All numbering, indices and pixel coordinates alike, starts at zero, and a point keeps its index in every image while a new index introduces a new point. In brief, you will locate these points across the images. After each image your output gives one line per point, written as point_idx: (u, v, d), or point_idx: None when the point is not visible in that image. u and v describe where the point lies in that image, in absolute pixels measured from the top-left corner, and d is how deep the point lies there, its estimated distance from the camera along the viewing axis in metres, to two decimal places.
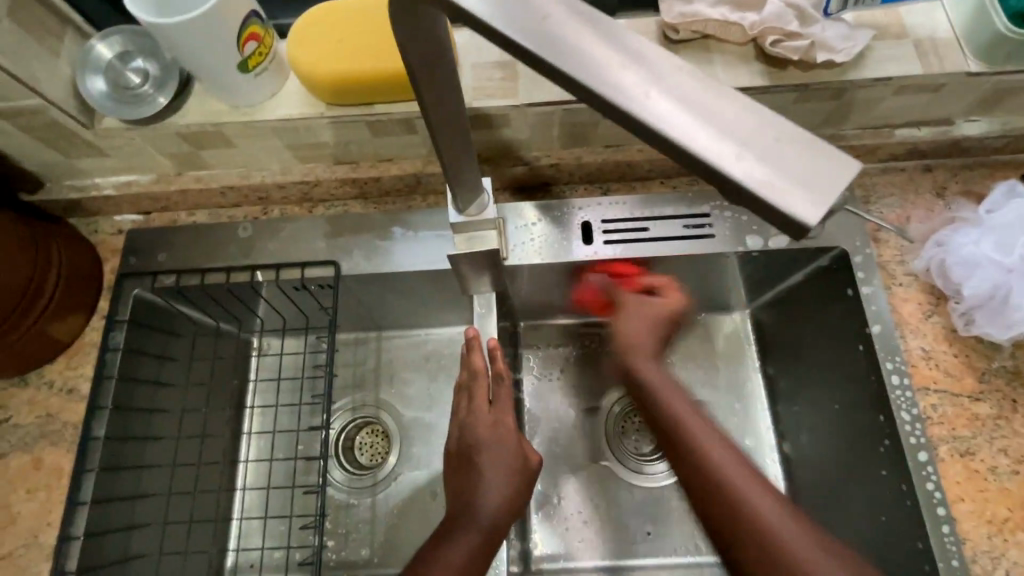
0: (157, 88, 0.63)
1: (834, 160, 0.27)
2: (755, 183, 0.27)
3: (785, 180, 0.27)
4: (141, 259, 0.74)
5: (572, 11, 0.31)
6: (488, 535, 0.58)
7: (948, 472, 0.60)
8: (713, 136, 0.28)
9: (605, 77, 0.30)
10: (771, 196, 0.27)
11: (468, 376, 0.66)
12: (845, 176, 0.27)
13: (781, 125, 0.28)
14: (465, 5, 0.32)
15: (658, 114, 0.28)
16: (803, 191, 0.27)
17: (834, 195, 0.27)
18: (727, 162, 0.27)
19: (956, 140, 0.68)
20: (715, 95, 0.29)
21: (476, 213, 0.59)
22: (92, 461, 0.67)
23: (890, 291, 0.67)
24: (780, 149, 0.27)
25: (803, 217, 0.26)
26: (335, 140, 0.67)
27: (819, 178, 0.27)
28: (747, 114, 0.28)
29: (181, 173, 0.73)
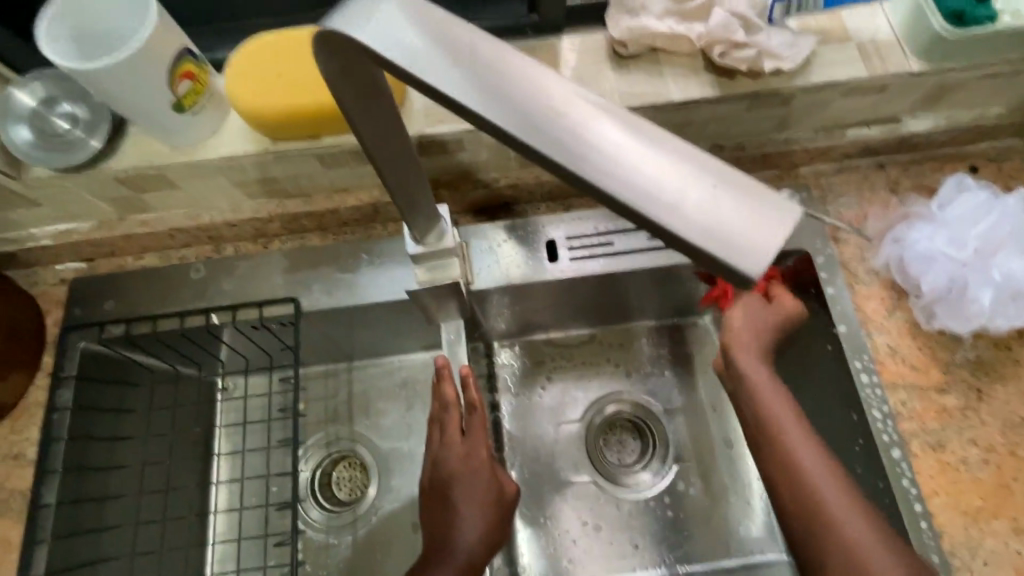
0: (89, 130, 0.60)
1: (776, 204, 0.26)
2: (692, 235, 0.26)
3: (725, 229, 0.26)
4: (88, 310, 0.70)
5: (503, 56, 0.30)
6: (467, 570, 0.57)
7: (921, 467, 0.61)
8: (650, 184, 0.27)
9: (538, 127, 0.29)
10: (708, 248, 0.26)
11: (439, 408, 0.64)
12: (789, 221, 0.26)
13: (721, 167, 0.27)
14: (394, 55, 0.31)
15: (594, 163, 0.28)
16: (744, 240, 0.26)
17: (776, 244, 0.26)
18: (663, 212, 0.26)
19: (904, 137, 0.70)
20: (651, 139, 0.28)
21: (435, 242, 0.57)
22: (44, 531, 0.63)
23: (854, 290, 0.68)
24: (718, 194, 0.26)
25: (743, 268, 0.25)
26: (285, 174, 0.64)
27: (761, 225, 0.26)
28: (685, 157, 0.27)
29: (123, 217, 0.69)
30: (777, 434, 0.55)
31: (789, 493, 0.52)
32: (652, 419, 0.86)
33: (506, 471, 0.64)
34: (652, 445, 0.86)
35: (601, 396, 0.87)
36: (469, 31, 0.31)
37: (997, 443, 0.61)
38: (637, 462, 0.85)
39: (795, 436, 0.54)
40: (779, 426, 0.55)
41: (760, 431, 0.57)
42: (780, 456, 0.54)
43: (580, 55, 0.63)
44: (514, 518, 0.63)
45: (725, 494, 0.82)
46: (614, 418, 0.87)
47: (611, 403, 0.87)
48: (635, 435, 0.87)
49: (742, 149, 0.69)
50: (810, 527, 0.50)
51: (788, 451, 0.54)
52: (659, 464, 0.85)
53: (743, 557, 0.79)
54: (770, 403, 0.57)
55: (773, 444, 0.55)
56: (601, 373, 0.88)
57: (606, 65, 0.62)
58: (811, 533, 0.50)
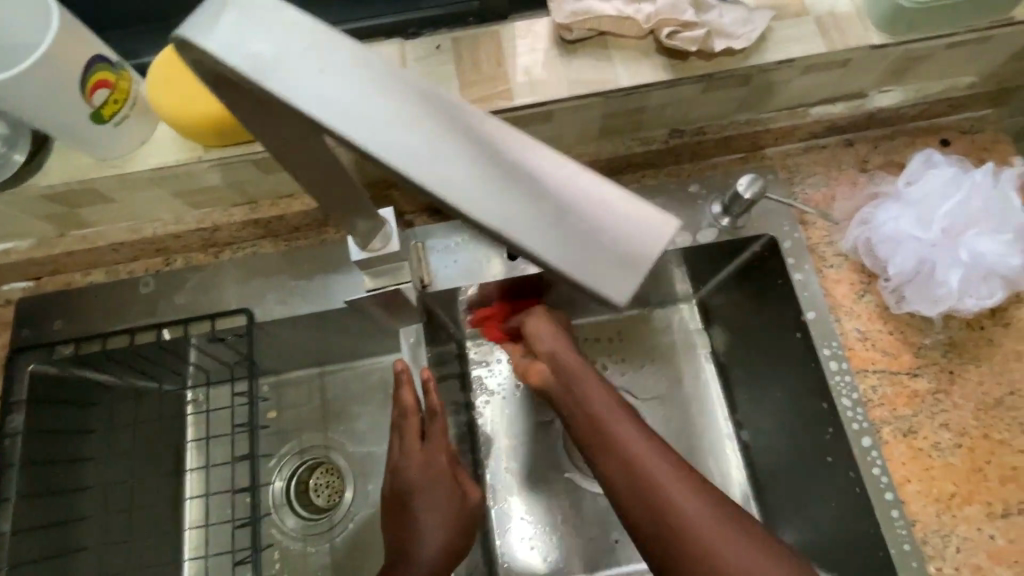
0: (8, 144, 0.57)
1: (646, 221, 0.26)
2: (562, 262, 0.26)
3: (591, 255, 0.26)
4: (36, 331, 0.68)
5: (370, 69, 0.29)
6: None
7: (893, 454, 0.59)
8: (518, 209, 0.27)
9: (406, 149, 0.28)
10: (577, 274, 0.26)
11: (398, 414, 0.62)
12: (661, 239, 0.26)
13: (590, 185, 0.27)
14: (266, 63, 0.28)
15: (462, 188, 0.27)
16: (611, 263, 0.26)
17: (644, 265, 0.26)
18: (532, 239, 0.26)
19: (871, 113, 0.67)
20: (525, 160, 0.27)
21: (380, 246, 0.55)
22: (0, 560, 0.60)
23: (822, 274, 0.66)
24: (587, 216, 0.26)
25: (614, 297, 0.26)
26: (225, 182, 0.62)
27: (630, 245, 0.26)
28: (554, 177, 0.27)
29: (64, 233, 0.67)
30: (604, 425, 0.51)
31: (648, 524, 0.46)
32: None
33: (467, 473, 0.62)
34: None
35: None
36: (332, 39, 0.29)
37: (970, 427, 0.60)
38: None
39: (631, 429, 0.50)
40: (605, 419, 0.52)
41: (589, 427, 0.52)
42: (638, 477, 0.47)
43: (525, 41, 0.60)
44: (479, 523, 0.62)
45: None
46: None
47: None
48: None
49: (702, 133, 0.67)
50: (679, 551, 0.45)
51: (637, 456, 0.49)
52: None
53: None
54: (595, 397, 0.53)
55: (604, 442, 0.51)
56: None
57: (552, 52, 0.59)
58: (677, 552, 0.45)
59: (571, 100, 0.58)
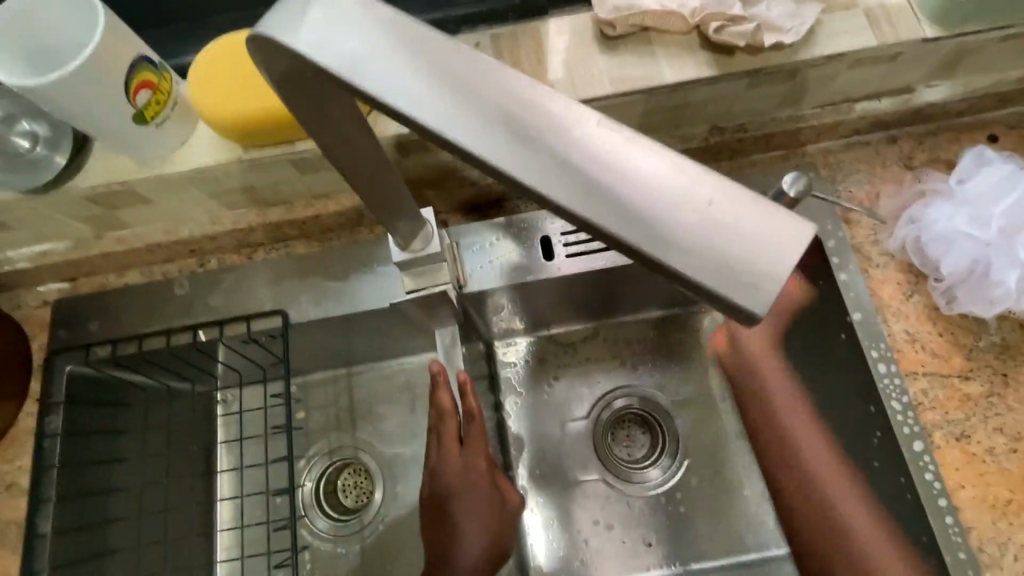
0: (52, 147, 0.57)
1: (780, 225, 0.25)
2: (691, 271, 0.25)
3: (723, 262, 0.25)
4: (73, 332, 0.68)
5: (473, 69, 0.28)
6: None
7: (945, 459, 0.58)
8: (641, 214, 0.26)
9: (517, 153, 0.27)
10: (709, 284, 0.25)
11: (435, 416, 0.60)
12: (798, 245, 0.25)
13: (717, 186, 0.26)
14: (354, 68, 0.28)
15: (579, 193, 0.26)
16: (747, 271, 0.25)
17: (783, 273, 0.25)
18: (659, 247, 0.25)
19: (918, 108, 0.65)
20: (640, 160, 0.26)
21: (420, 248, 0.54)
22: (42, 561, 0.61)
23: (868, 274, 0.64)
24: (716, 221, 0.25)
25: (746, 304, 0.25)
26: (262, 183, 0.61)
27: (766, 251, 0.25)
28: (677, 178, 0.26)
29: (100, 235, 0.67)
30: None
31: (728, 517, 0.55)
32: (661, 413, 0.83)
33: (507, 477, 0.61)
34: (660, 440, 0.83)
35: (608, 392, 0.84)
36: (430, 38, 0.29)
37: None
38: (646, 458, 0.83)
39: None
40: None
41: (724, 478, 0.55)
42: None
43: (566, 38, 0.59)
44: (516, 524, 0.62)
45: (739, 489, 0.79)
46: (622, 413, 0.84)
47: (621, 397, 0.84)
48: (642, 429, 0.84)
49: (743, 130, 0.65)
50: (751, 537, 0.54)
51: None
52: (668, 460, 0.82)
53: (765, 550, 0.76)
54: None
55: None
56: (608, 367, 0.85)
57: (593, 48, 0.58)
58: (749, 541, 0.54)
59: (614, 97, 0.57)
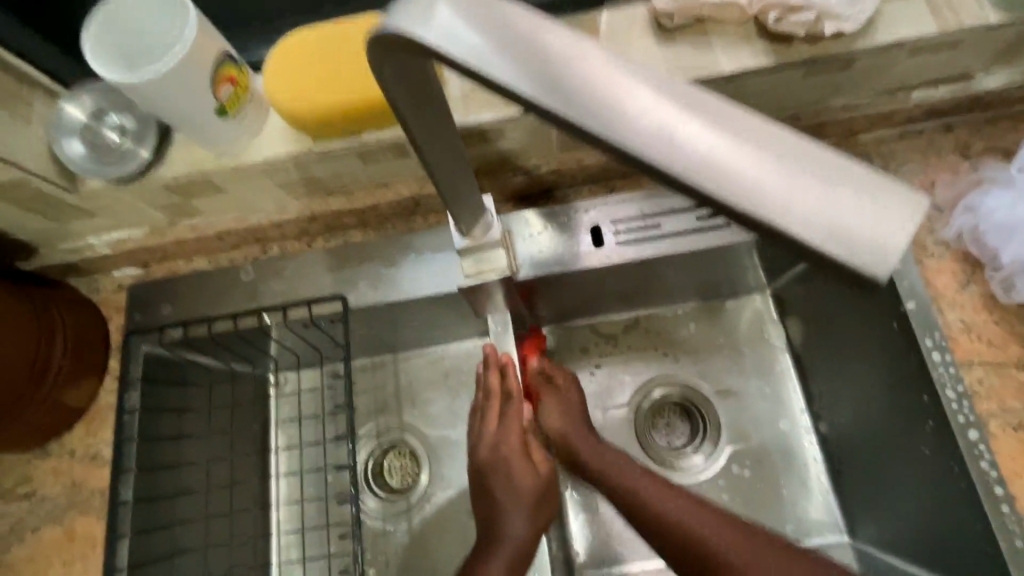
0: (138, 140, 0.61)
1: (901, 197, 0.26)
2: (816, 241, 0.26)
3: (847, 231, 0.26)
4: (146, 315, 0.72)
5: (582, 51, 0.29)
6: (515, 559, 0.56)
7: (1001, 448, 0.58)
8: (760, 185, 0.27)
9: (636, 131, 0.28)
10: (829, 252, 0.26)
11: (482, 397, 0.64)
12: (914, 212, 0.26)
13: (835, 162, 0.27)
14: (469, 59, 0.30)
15: (697, 167, 0.27)
16: (871, 239, 0.25)
17: (902, 240, 0.25)
18: (779, 216, 0.26)
19: (976, 96, 0.65)
20: (752, 136, 0.27)
21: (480, 235, 0.57)
22: (124, 526, 0.65)
23: (922, 263, 0.64)
24: (836, 193, 0.26)
25: (867, 270, 0.25)
26: (327, 173, 0.64)
27: (886, 221, 0.25)
28: (785, 149, 0.27)
29: (172, 223, 0.71)
30: None
31: None
32: (703, 402, 0.84)
33: (540, 448, 0.63)
34: (702, 427, 0.83)
35: (650, 380, 0.85)
36: (546, 30, 0.30)
37: None
38: (688, 445, 0.83)
39: None
40: None
41: None
42: None
43: (622, 30, 0.60)
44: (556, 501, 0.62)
45: (782, 477, 0.79)
46: (663, 401, 0.85)
47: (661, 385, 0.85)
48: (683, 417, 0.85)
49: (796, 120, 0.65)
50: None
51: None
52: (710, 447, 0.82)
53: (808, 538, 0.77)
54: None
55: None
56: (651, 356, 0.86)
57: (650, 40, 0.59)
58: None
59: None
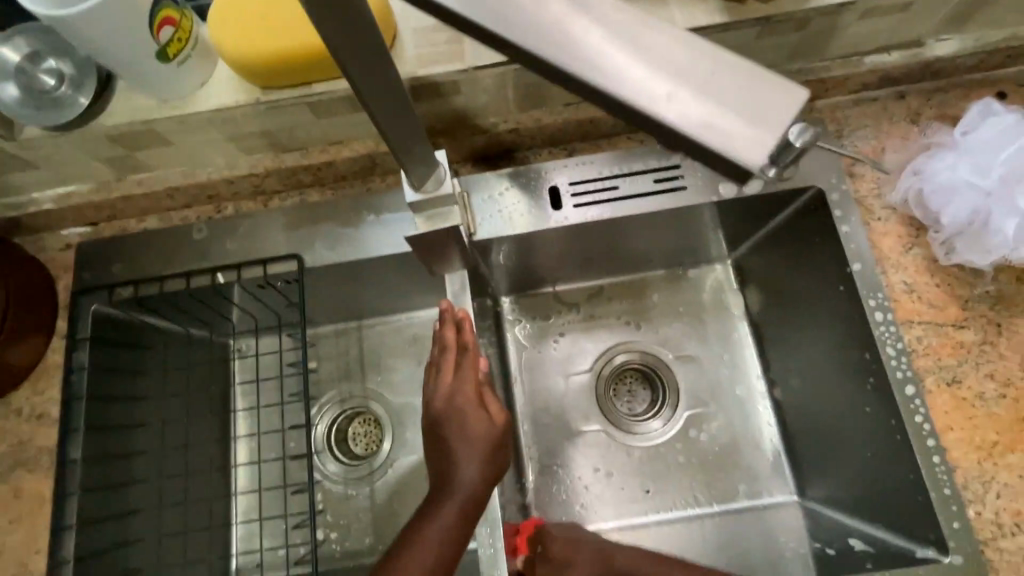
0: (76, 87, 0.59)
1: (777, 94, 0.28)
2: (700, 136, 0.28)
3: (730, 124, 0.28)
4: (95, 273, 0.70)
5: None
6: (467, 504, 0.56)
7: (935, 403, 0.60)
8: (654, 84, 0.28)
9: (542, 33, 0.28)
10: (716, 143, 0.28)
11: (438, 351, 0.64)
12: (788, 107, 0.28)
13: (721, 63, 0.29)
14: None
15: (600, 67, 0.28)
16: (751, 130, 0.28)
17: (777, 133, 0.28)
18: (672, 111, 0.28)
19: (927, 62, 0.66)
20: (645, 40, 0.29)
21: (432, 189, 0.56)
22: (72, 484, 0.64)
23: (869, 227, 0.66)
24: (720, 90, 0.28)
25: (747, 161, 0.27)
26: (279, 127, 0.63)
27: (763, 116, 0.28)
28: (675, 52, 0.29)
29: (121, 178, 0.69)
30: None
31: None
32: (662, 368, 0.85)
33: (495, 399, 0.63)
34: (661, 393, 0.85)
35: (611, 346, 0.86)
36: None
37: (1015, 378, 0.60)
38: (647, 411, 0.84)
39: None
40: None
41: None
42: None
43: None
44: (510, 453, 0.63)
45: (736, 439, 0.81)
46: (624, 367, 0.86)
47: (622, 351, 0.86)
48: (644, 384, 0.86)
49: None
50: None
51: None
52: (669, 412, 0.83)
53: (759, 499, 0.79)
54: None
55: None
56: (612, 323, 0.87)
57: None
58: None
59: None
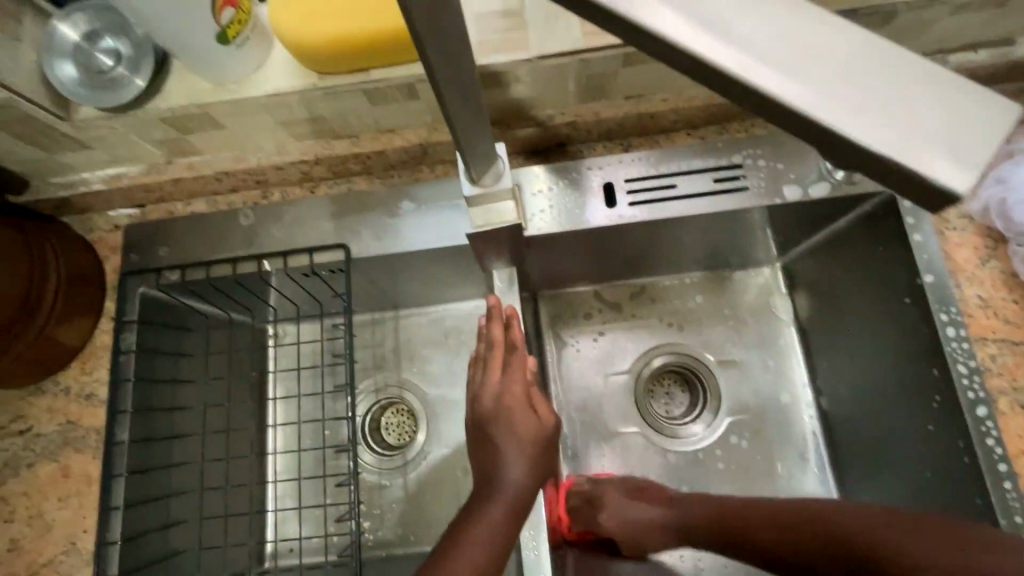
0: (134, 69, 0.58)
1: (988, 104, 0.24)
2: (894, 153, 0.24)
3: (935, 142, 0.24)
4: (143, 256, 0.70)
5: None
6: (514, 508, 0.55)
7: (1009, 426, 0.58)
8: (837, 90, 0.24)
9: (705, 24, 0.24)
10: (914, 167, 0.24)
11: (485, 346, 0.63)
12: (1002, 119, 0.23)
13: (922, 66, 0.24)
14: None
15: (771, 69, 0.24)
16: (960, 150, 0.23)
17: (986, 152, 0.24)
18: (859, 123, 0.24)
19: (1017, 63, 0.62)
20: (822, 36, 0.24)
21: (490, 183, 0.55)
22: (120, 465, 0.65)
23: (943, 236, 0.63)
24: (925, 102, 0.24)
25: (948, 185, 0.23)
26: (334, 113, 0.62)
27: (972, 130, 0.23)
28: (860, 52, 0.24)
29: (171, 160, 0.68)
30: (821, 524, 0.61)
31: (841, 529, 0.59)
32: (704, 372, 0.82)
33: (544, 401, 0.62)
34: (702, 397, 0.82)
35: (651, 347, 0.84)
36: None
37: None
38: (686, 414, 0.82)
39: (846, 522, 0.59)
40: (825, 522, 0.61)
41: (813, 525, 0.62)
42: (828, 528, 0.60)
43: None
44: (555, 455, 0.62)
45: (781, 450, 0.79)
46: (664, 369, 0.84)
47: (662, 353, 0.83)
48: (682, 386, 0.84)
49: None
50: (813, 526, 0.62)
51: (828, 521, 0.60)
52: (709, 416, 0.81)
53: None
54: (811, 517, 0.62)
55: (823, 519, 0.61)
56: (653, 323, 0.84)
57: None
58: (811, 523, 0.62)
59: None
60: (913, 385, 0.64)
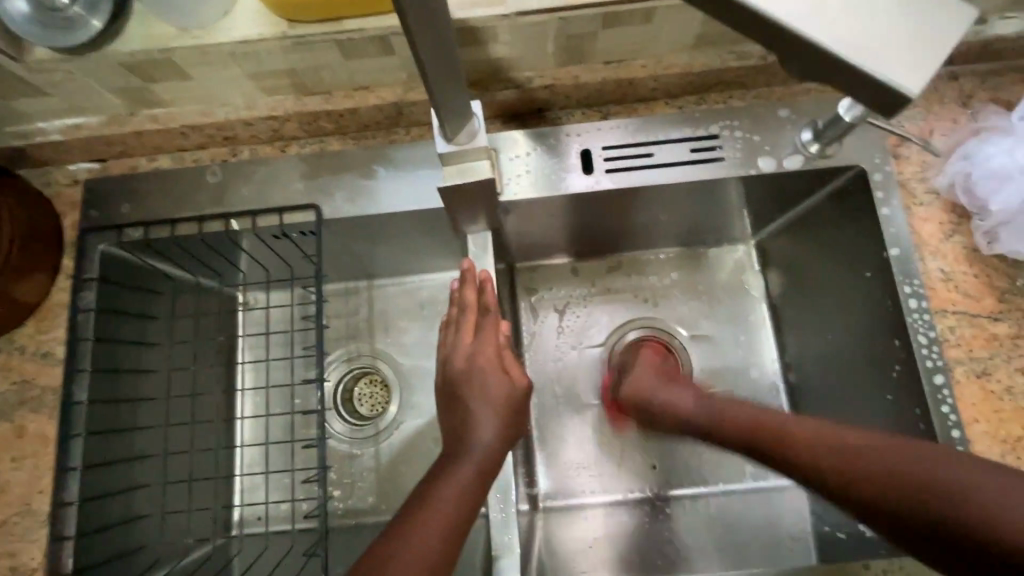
0: (91, 9, 0.55)
1: (938, 22, 0.32)
2: (874, 67, 0.31)
3: (895, 51, 0.32)
4: (104, 211, 0.67)
5: None
6: (483, 468, 0.55)
7: (963, 394, 0.59)
8: (832, 15, 0.31)
9: None
10: (889, 78, 0.32)
11: (457, 310, 0.63)
12: (945, 36, 0.32)
13: None
14: None
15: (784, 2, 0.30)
16: (907, 56, 0.32)
17: (936, 58, 0.32)
18: (848, 44, 0.31)
19: (987, 42, 0.64)
20: None
21: (465, 141, 0.54)
22: (78, 425, 0.63)
23: (910, 212, 0.65)
24: (896, 22, 0.32)
25: (906, 90, 0.32)
26: (305, 66, 0.60)
27: (924, 43, 0.32)
28: None
29: (134, 112, 0.65)
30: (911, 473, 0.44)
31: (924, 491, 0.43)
32: (676, 346, 0.82)
33: (517, 365, 0.61)
34: None
35: (626, 321, 0.84)
36: None
37: None
38: None
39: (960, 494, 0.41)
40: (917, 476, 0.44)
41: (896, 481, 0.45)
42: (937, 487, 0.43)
43: None
44: (526, 420, 0.61)
45: None
46: (638, 343, 0.83)
47: (637, 326, 0.83)
48: None
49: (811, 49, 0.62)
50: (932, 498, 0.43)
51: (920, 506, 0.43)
52: None
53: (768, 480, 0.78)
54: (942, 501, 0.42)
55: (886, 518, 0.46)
56: (628, 296, 0.84)
57: None
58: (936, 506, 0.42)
59: None
60: (876, 356, 0.66)
